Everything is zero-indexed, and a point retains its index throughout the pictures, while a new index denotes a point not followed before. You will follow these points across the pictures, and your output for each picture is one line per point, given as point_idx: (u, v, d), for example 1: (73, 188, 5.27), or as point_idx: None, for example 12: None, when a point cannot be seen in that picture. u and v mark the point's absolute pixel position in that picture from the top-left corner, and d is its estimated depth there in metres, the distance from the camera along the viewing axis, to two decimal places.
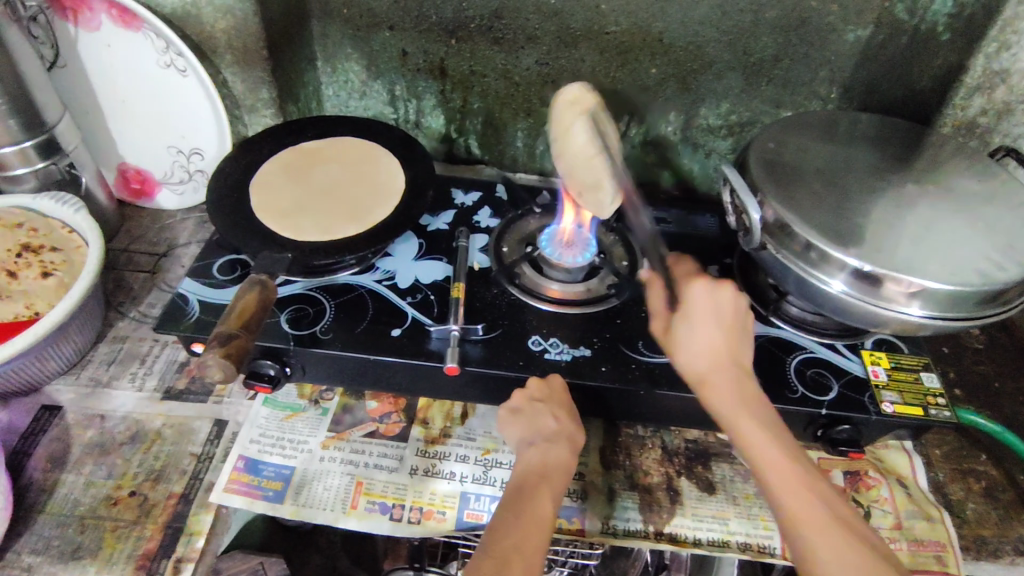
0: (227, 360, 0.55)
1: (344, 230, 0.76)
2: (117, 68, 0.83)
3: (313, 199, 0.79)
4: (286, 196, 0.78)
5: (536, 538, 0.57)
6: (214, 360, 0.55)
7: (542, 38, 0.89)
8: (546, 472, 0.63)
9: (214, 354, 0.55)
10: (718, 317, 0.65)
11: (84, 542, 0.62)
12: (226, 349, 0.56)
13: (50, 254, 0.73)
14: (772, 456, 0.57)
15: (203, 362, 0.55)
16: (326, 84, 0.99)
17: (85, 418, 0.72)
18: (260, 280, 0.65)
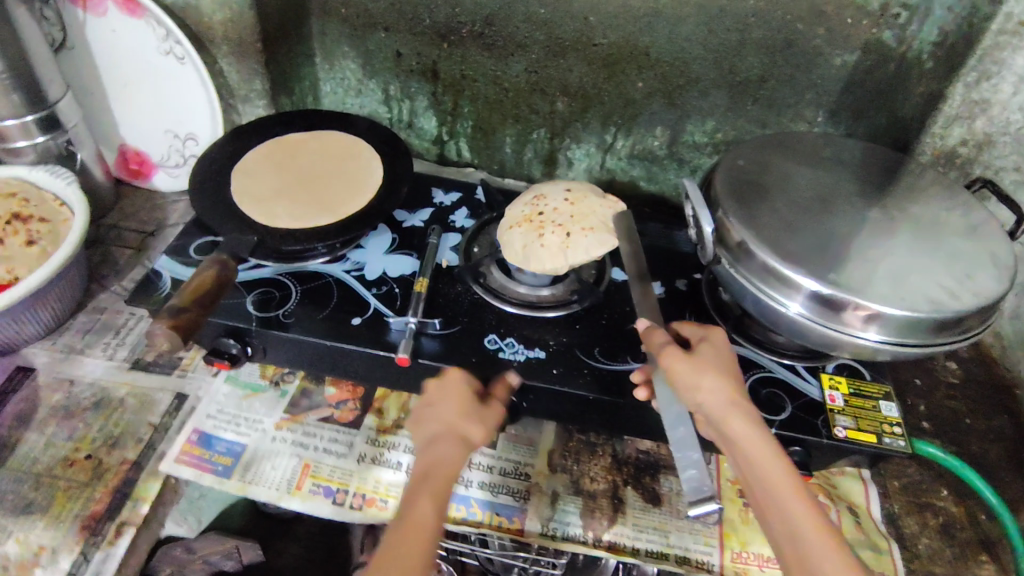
0: (173, 332, 0.58)
1: (316, 219, 0.78)
2: (120, 53, 0.87)
3: (291, 188, 0.81)
4: (267, 183, 0.81)
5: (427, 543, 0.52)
6: (161, 330, 0.58)
7: (531, 47, 0.91)
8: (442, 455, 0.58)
9: (161, 324, 0.58)
10: (724, 358, 0.62)
11: (36, 498, 0.65)
12: (174, 320, 0.59)
13: (37, 223, 0.77)
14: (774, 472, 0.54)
15: (151, 331, 0.58)
16: (324, 80, 1.02)
17: (55, 381, 0.74)
18: (221, 258, 0.67)
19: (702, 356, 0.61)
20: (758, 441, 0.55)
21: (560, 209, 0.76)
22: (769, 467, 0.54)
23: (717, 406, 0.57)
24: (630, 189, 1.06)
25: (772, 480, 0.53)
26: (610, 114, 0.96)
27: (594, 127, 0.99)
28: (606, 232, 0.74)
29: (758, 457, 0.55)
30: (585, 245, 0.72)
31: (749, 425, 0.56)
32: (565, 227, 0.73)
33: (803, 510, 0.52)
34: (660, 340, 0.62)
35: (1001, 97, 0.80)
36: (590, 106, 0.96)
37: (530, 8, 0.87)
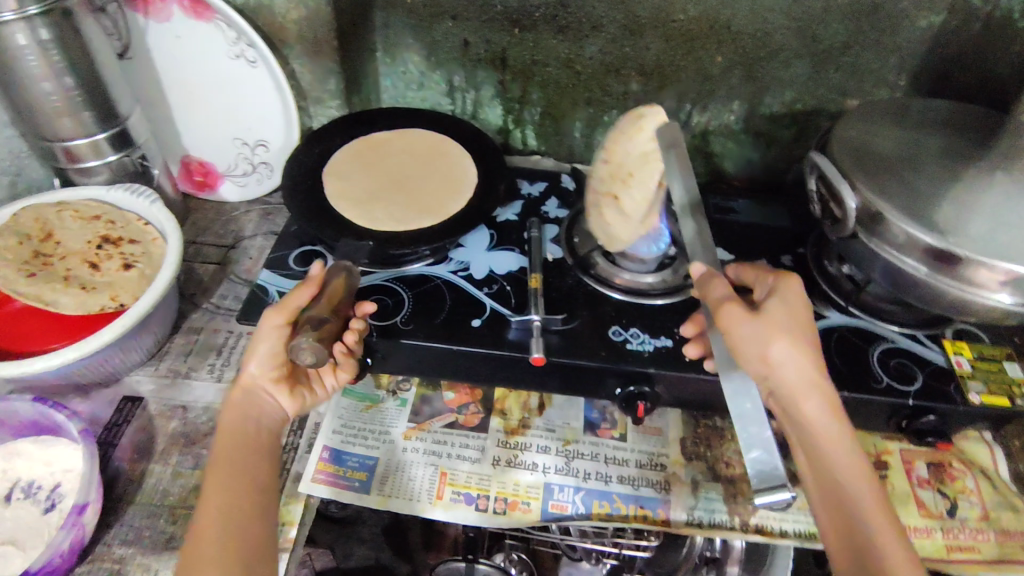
0: (320, 343, 0.55)
1: (418, 220, 0.75)
2: (186, 59, 0.83)
3: (390, 186, 0.79)
4: (364, 183, 0.79)
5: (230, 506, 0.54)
6: (308, 342, 0.55)
7: (608, 27, 0.88)
8: (237, 429, 0.60)
9: (308, 337, 0.55)
10: (798, 318, 0.59)
11: (176, 532, 0.63)
12: (319, 333, 0.56)
13: (129, 245, 0.74)
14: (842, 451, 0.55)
15: (298, 343, 0.55)
16: (385, 75, 0.99)
17: (167, 409, 0.72)
18: (344, 266, 0.66)
19: (773, 318, 0.57)
20: (828, 418, 0.56)
21: (602, 169, 0.76)
22: (835, 446, 0.56)
23: (793, 380, 0.56)
24: (703, 166, 1.04)
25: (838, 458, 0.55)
26: (686, 92, 0.95)
27: (668, 106, 0.96)
28: (645, 167, 0.70)
29: (830, 435, 0.56)
30: (635, 200, 0.72)
31: (822, 405, 0.56)
32: (614, 191, 0.74)
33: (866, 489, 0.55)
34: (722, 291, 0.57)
35: None
36: (666, 85, 0.94)
37: None
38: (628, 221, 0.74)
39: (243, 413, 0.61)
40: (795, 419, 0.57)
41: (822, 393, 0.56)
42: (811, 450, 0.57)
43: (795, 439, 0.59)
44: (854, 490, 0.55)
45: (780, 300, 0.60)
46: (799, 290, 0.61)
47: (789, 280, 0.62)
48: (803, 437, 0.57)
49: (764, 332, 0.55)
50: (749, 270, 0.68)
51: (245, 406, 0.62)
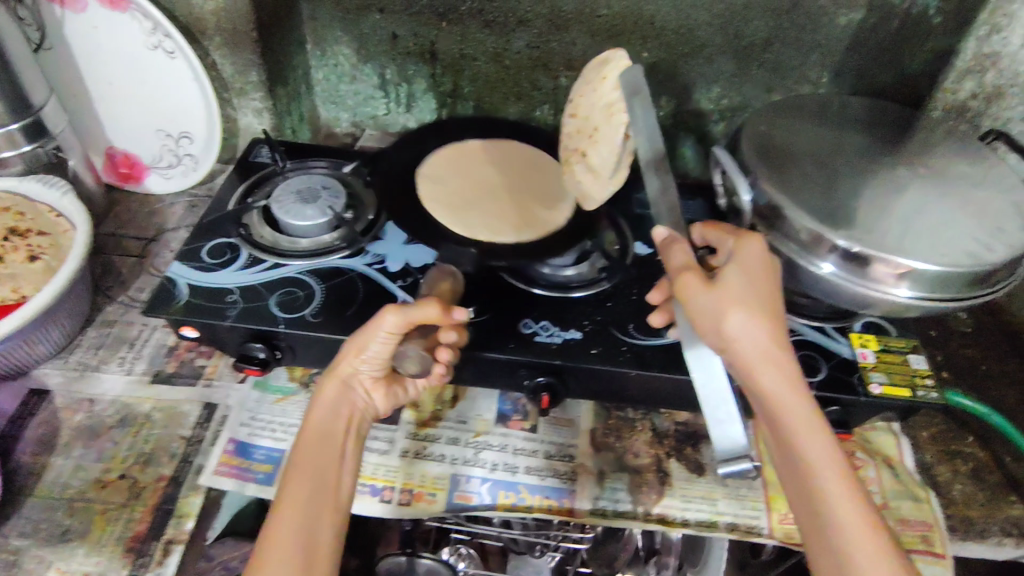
0: (426, 356, 0.61)
1: (507, 231, 0.76)
2: (104, 50, 0.82)
3: (472, 196, 0.80)
4: (450, 190, 0.80)
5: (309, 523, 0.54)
6: (416, 353, 0.60)
7: (534, 21, 0.89)
8: (319, 431, 0.61)
9: (415, 348, 0.60)
10: (757, 288, 0.58)
11: (74, 524, 0.63)
12: (425, 343, 0.62)
13: (37, 237, 0.73)
14: (800, 425, 0.53)
15: (406, 352, 0.60)
16: (316, 67, 0.98)
17: (74, 402, 0.71)
18: (451, 270, 0.68)
19: (730, 288, 0.57)
20: (787, 390, 0.54)
21: (572, 129, 0.76)
22: (797, 423, 0.54)
23: (751, 351, 0.55)
24: None
25: (800, 434, 0.53)
26: None
27: None
28: (610, 121, 0.70)
29: (788, 409, 0.54)
30: (603, 154, 0.72)
31: (779, 378, 0.55)
32: (585, 147, 0.74)
33: (829, 466, 0.52)
34: (681, 258, 0.58)
35: None
36: None
37: None
38: (596, 179, 0.73)
39: (331, 416, 0.62)
40: (756, 395, 0.56)
41: (780, 365, 0.55)
42: (772, 425, 0.55)
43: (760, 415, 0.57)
44: (817, 469, 0.52)
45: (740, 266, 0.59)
46: (760, 249, 0.60)
47: (749, 241, 0.61)
48: (766, 413, 0.56)
49: (717, 303, 0.55)
50: (715, 230, 0.66)
51: (335, 406, 0.63)
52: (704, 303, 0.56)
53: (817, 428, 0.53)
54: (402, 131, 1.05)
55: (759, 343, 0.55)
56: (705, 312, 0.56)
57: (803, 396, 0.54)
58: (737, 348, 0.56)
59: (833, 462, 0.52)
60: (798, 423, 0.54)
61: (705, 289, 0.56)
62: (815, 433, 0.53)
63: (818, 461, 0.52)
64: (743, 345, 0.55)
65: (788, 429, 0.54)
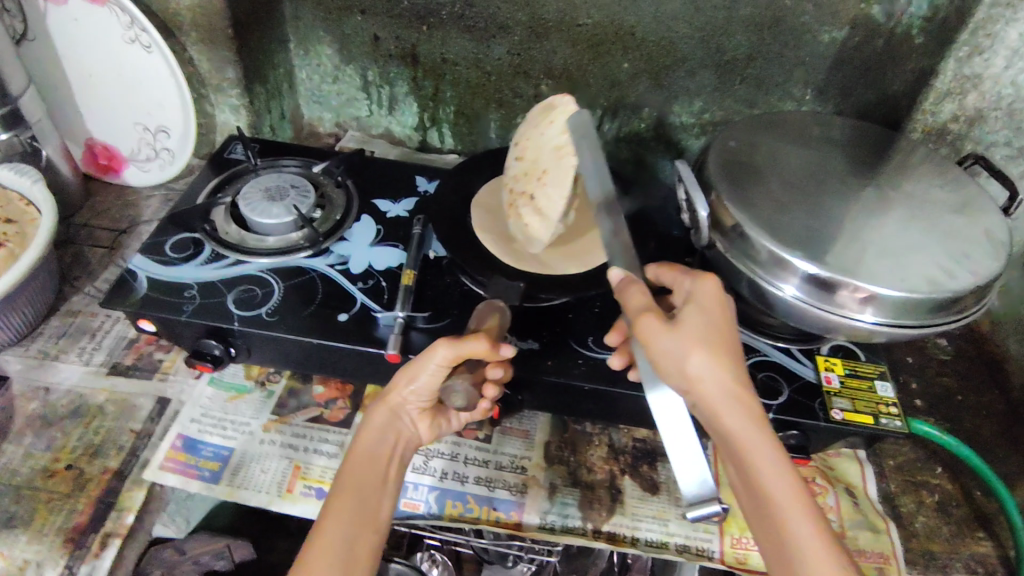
0: (473, 391, 0.59)
1: (558, 266, 0.73)
2: (84, 43, 0.83)
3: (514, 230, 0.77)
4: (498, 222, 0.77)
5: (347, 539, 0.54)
6: (464, 388, 0.59)
7: (514, 28, 0.88)
8: (367, 452, 0.61)
9: (464, 382, 0.59)
10: (716, 328, 0.57)
11: (16, 512, 0.63)
12: (473, 377, 0.60)
13: (4, 225, 0.73)
14: (767, 466, 0.52)
15: (454, 388, 0.59)
16: (299, 66, 0.99)
17: (29, 389, 0.71)
18: (496, 303, 0.65)
19: (690, 328, 0.56)
20: (751, 430, 0.53)
21: (518, 173, 0.74)
22: (764, 462, 0.52)
23: (715, 391, 0.54)
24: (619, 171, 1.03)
25: (767, 474, 0.52)
26: (596, 96, 0.94)
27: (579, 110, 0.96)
28: (558, 163, 0.69)
29: (754, 451, 0.52)
30: (551, 195, 0.69)
31: (744, 417, 0.53)
32: (534, 189, 0.71)
33: (796, 507, 0.50)
34: (638, 300, 0.57)
35: (993, 72, 0.79)
36: (576, 89, 0.94)
37: None
38: (543, 221, 0.70)
39: (376, 439, 0.62)
40: (721, 436, 0.55)
41: (744, 405, 0.54)
42: (738, 466, 0.53)
43: (725, 456, 0.55)
44: (788, 511, 0.50)
45: (698, 306, 0.59)
46: (714, 291, 0.59)
47: (706, 281, 0.60)
48: (732, 454, 0.54)
49: (682, 345, 0.55)
50: (670, 269, 0.64)
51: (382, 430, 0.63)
52: (666, 344, 0.55)
53: (785, 467, 0.52)
54: (384, 133, 1.05)
55: (724, 383, 0.54)
56: (667, 354, 0.55)
57: (768, 436, 0.53)
58: (702, 388, 0.54)
59: (801, 502, 0.51)
60: (766, 464, 0.52)
61: (667, 330, 0.55)
62: (783, 473, 0.52)
63: (785, 503, 0.51)
64: (709, 386, 0.54)
65: (754, 470, 0.52)
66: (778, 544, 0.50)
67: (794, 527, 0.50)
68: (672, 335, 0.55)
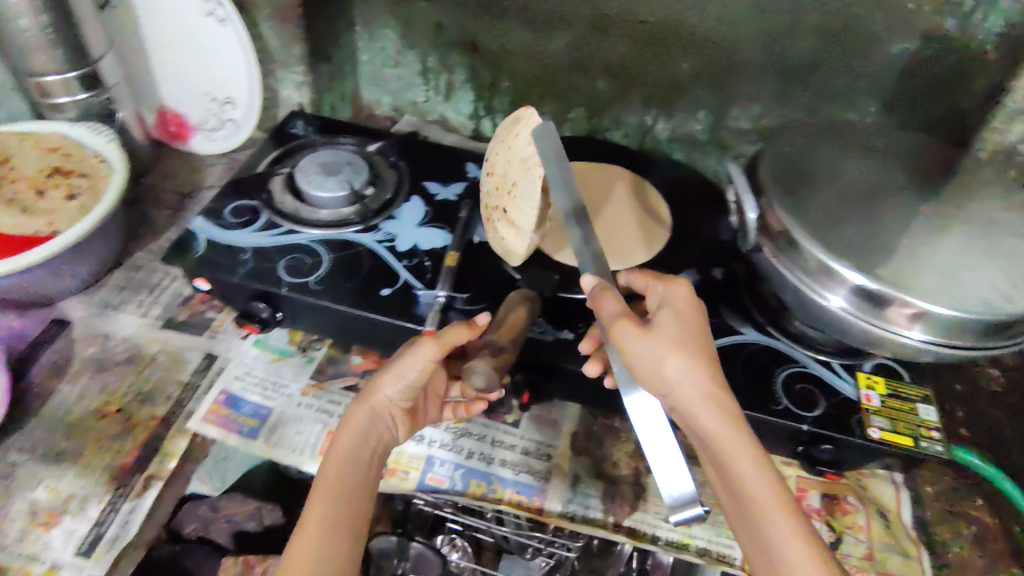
0: (494, 374, 0.59)
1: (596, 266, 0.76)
2: (164, 14, 0.87)
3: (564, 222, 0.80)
4: None
5: (331, 533, 0.54)
6: (484, 370, 0.59)
7: (575, 23, 0.89)
8: (350, 446, 0.60)
9: (485, 365, 0.59)
10: (688, 332, 0.57)
11: (69, 447, 0.67)
12: (495, 362, 0.61)
13: (79, 179, 0.77)
14: (744, 467, 0.52)
15: (474, 369, 0.59)
16: (363, 49, 1.01)
17: (90, 335, 0.76)
18: (529, 295, 0.69)
19: (663, 333, 0.56)
20: (729, 431, 0.53)
21: (492, 186, 0.72)
22: (743, 464, 0.52)
23: (690, 393, 0.54)
24: None
25: (744, 474, 0.52)
26: (652, 96, 0.94)
27: (634, 108, 0.96)
28: (525, 175, 0.65)
29: (733, 452, 0.52)
30: (523, 210, 0.67)
31: (721, 419, 0.53)
32: (506, 202, 0.69)
33: (774, 505, 0.50)
34: (612, 306, 0.56)
35: None
36: (633, 87, 0.94)
37: None
38: (520, 236, 0.69)
39: (358, 441, 0.60)
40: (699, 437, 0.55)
41: (719, 406, 0.54)
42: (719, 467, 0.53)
43: (705, 456, 0.56)
44: (767, 515, 0.50)
45: (670, 311, 0.60)
46: (685, 296, 0.61)
47: (677, 286, 0.62)
48: (715, 458, 0.54)
49: (653, 349, 0.54)
50: (641, 277, 0.65)
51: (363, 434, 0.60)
52: (637, 348, 0.55)
53: (761, 466, 0.52)
54: (440, 120, 1.07)
55: (699, 386, 0.54)
56: (640, 359, 0.55)
57: (745, 437, 0.53)
58: (679, 392, 0.54)
59: (779, 501, 0.51)
60: (744, 464, 0.52)
61: (640, 334, 0.55)
62: (761, 472, 0.51)
63: (764, 502, 0.51)
64: (685, 389, 0.54)
65: (732, 471, 0.52)
66: (761, 544, 0.50)
67: (774, 528, 0.50)
68: (643, 339, 0.54)
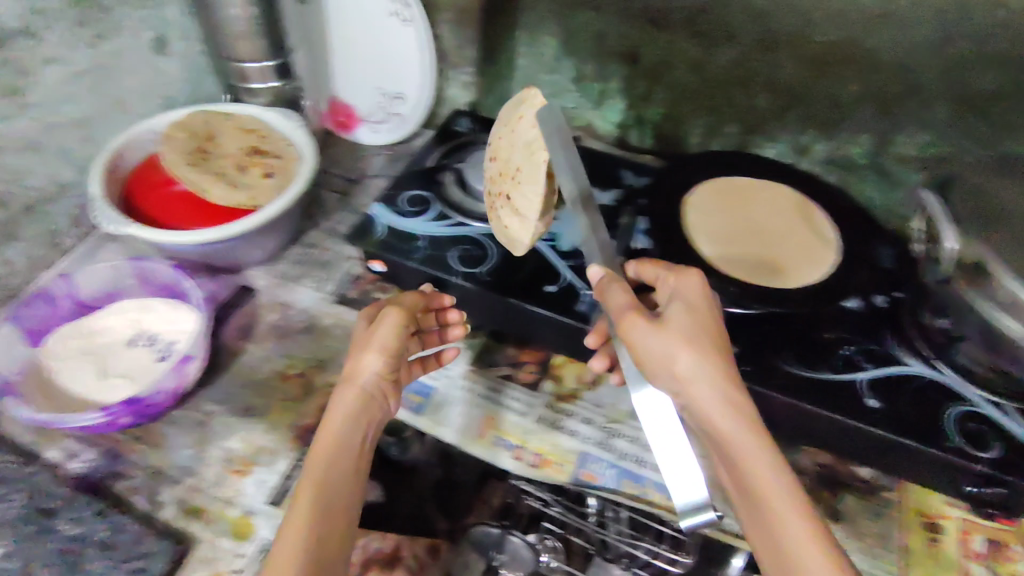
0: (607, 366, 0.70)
1: (768, 280, 0.74)
2: (352, 12, 0.93)
3: (732, 237, 0.79)
4: (718, 226, 0.80)
5: (321, 527, 0.51)
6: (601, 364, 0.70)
7: (743, 39, 0.89)
8: (338, 434, 0.56)
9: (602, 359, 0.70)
10: (699, 322, 0.59)
11: (259, 403, 0.72)
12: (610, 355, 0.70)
13: (273, 159, 0.83)
14: (765, 464, 0.53)
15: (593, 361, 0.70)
16: (521, 52, 1.03)
17: (273, 303, 0.82)
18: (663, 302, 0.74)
19: (675, 326, 0.58)
20: (734, 425, 0.55)
21: (495, 173, 0.77)
22: (746, 456, 0.54)
23: (704, 387, 0.56)
24: None
25: (753, 469, 0.53)
26: (814, 117, 0.93)
27: (791, 128, 0.96)
28: (532, 160, 0.70)
29: (742, 447, 0.54)
30: (534, 196, 0.71)
31: (727, 413, 0.55)
32: (518, 189, 0.72)
33: (788, 500, 0.51)
34: (621, 300, 0.59)
35: None
36: (794, 106, 0.93)
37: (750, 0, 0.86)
38: (523, 223, 0.73)
39: (350, 423, 0.57)
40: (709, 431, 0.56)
41: (710, 395, 0.56)
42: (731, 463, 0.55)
43: (715, 452, 0.57)
44: (778, 508, 0.51)
45: (680, 305, 0.60)
46: (697, 286, 0.62)
47: (687, 277, 0.62)
48: (722, 450, 0.56)
49: (662, 343, 0.57)
50: (651, 265, 0.66)
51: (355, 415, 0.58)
52: (656, 344, 0.57)
53: (774, 462, 0.53)
54: (586, 126, 1.09)
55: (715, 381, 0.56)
56: (656, 354, 0.57)
57: (756, 432, 0.54)
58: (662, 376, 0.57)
59: (787, 495, 0.52)
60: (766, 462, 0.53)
61: (645, 328, 0.57)
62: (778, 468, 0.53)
63: (775, 497, 0.52)
64: (683, 378, 0.56)
65: (746, 466, 0.53)
66: (769, 538, 0.51)
67: (782, 522, 0.51)
68: (657, 335, 0.57)
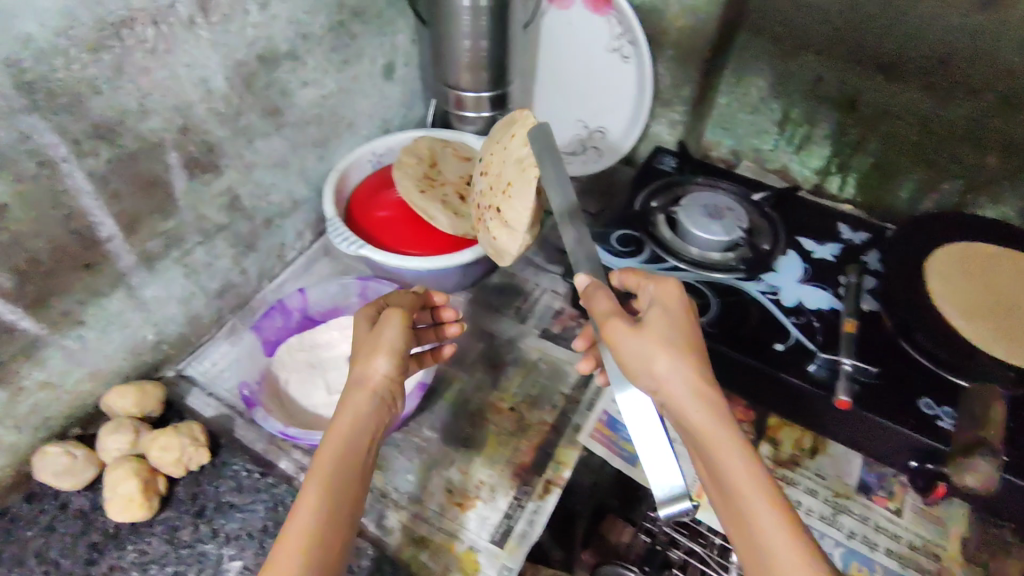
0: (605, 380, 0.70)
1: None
2: (568, 45, 0.94)
3: (983, 308, 0.71)
4: (964, 294, 0.72)
5: (327, 531, 0.48)
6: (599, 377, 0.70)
7: (988, 93, 0.82)
8: (349, 433, 0.53)
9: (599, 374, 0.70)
10: (676, 322, 0.55)
11: (474, 434, 0.73)
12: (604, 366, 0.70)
13: None
14: (739, 472, 0.47)
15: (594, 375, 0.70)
16: (722, 91, 1.03)
17: (479, 331, 0.83)
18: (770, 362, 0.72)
19: (652, 327, 0.54)
20: (717, 430, 0.49)
21: (484, 187, 0.74)
22: (728, 463, 0.48)
23: (680, 390, 0.51)
24: None
25: (742, 479, 0.47)
26: None
27: None
28: (522, 175, 0.67)
29: (725, 458, 0.48)
30: (520, 211, 0.68)
31: (711, 418, 0.49)
32: (506, 204, 0.69)
33: (772, 517, 0.45)
34: (604, 304, 0.55)
35: None
36: None
37: (1007, 55, 0.79)
38: (511, 237, 0.69)
39: (350, 420, 0.54)
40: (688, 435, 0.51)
41: (706, 404, 0.50)
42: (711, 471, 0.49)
43: (700, 462, 0.52)
44: (769, 528, 0.45)
45: (659, 308, 0.56)
46: (676, 290, 0.57)
47: (659, 282, 0.58)
48: (707, 460, 0.50)
49: (645, 344, 0.52)
50: (632, 275, 0.61)
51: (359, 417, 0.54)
52: (632, 345, 0.53)
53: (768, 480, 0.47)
54: (781, 170, 1.05)
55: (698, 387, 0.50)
56: (639, 357, 0.52)
57: (740, 440, 0.49)
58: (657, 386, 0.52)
59: (776, 512, 0.46)
60: (740, 470, 0.47)
61: (632, 331, 0.53)
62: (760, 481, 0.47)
63: (758, 511, 0.46)
64: (651, 380, 0.52)
65: (735, 480, 0.47)
66: (760, 560, 0.45)
67: (771, 541, 0.45)
68: (637, 337, 0.52)
